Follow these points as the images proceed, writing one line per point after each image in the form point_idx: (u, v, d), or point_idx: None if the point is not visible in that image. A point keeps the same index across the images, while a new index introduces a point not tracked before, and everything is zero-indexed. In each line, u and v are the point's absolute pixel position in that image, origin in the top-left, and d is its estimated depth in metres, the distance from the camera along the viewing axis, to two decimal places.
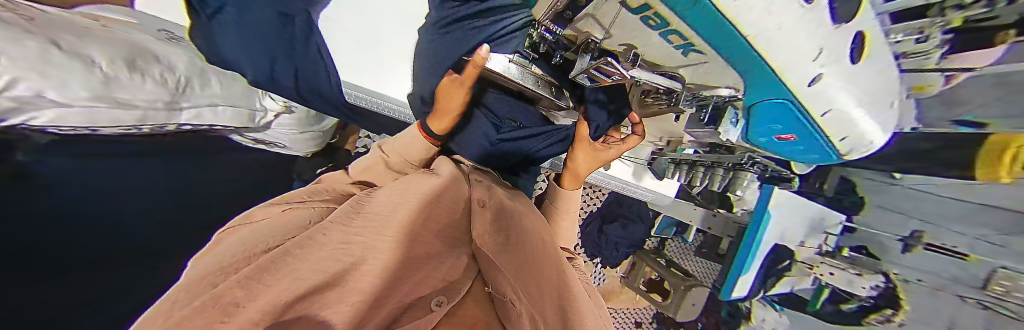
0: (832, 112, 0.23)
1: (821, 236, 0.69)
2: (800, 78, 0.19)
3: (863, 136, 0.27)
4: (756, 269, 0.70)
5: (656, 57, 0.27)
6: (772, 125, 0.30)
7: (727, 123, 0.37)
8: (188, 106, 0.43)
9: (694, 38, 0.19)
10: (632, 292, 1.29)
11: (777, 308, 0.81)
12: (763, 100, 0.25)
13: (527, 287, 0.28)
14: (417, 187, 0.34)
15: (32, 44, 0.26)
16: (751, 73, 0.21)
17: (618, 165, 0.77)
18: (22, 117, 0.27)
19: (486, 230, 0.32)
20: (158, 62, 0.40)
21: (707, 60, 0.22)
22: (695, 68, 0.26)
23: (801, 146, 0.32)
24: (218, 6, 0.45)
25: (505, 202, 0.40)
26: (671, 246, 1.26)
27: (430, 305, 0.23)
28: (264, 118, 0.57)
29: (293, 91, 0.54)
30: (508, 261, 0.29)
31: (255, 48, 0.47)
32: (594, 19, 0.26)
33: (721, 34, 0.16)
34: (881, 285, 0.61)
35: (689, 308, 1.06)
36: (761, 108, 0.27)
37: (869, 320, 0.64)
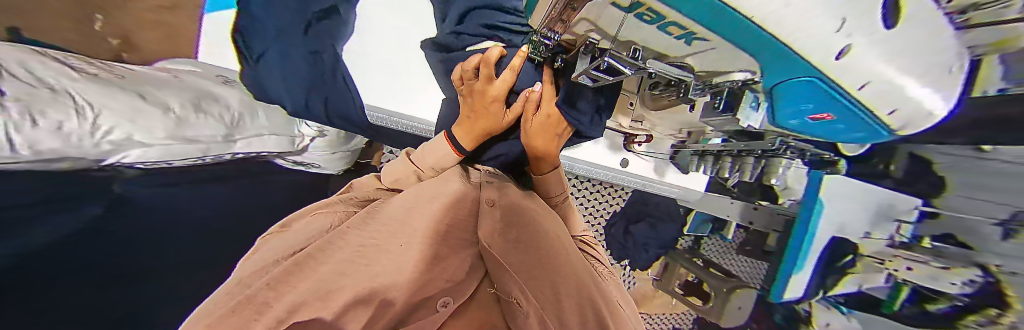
0: (872, 85, 0.21)
1: (892, 225, 0.60)
2: (823, 51, 0.17)
3: (912, 110, 0.24)
4: (811, 266, 0.62)
5: (662, 49, 0.27)
6: (802, 105, 0.28)
7: (747, 109, 0.36)
8: (242, 137, 0.48)
9: (695, 27, 0.19)
10: (667, 297, 1.20)
11: (844, 310, 0.72)
12: (790, 78, 0.23)
13: (539, 288, 0.29)
14: (436, 190, 0.36)
15: (125, 98, 0.32)
16: (766, 51, 0.19)
17: (637, 161, 0.74)
18: (119, 155, 0.32)
19: (493, 229, 0.34)
20: (218, 103, 0.46)
21: (715, 46, 0.21)
22: (703, 56, 0.26)
23: (841, 124, 0.30)
24: (261, 53, 0.55)
25: (517, 200, 0.40)
26: (707, 244, 1.17)
27: (436, 304, 0.28)
28: (305, 142, 0.60)
29: (325, 118, 0.60)
30: (518, 262, 0.31)
31: (296, 84, 0.56)
32: (589, 21, 0.27)
33: (723, 20, 0.15)
34: (977, 281, 0.52)
35: (735, 313, 0.96)
36: (787, 87, 0.25)
37: (967, 322, 0.55)
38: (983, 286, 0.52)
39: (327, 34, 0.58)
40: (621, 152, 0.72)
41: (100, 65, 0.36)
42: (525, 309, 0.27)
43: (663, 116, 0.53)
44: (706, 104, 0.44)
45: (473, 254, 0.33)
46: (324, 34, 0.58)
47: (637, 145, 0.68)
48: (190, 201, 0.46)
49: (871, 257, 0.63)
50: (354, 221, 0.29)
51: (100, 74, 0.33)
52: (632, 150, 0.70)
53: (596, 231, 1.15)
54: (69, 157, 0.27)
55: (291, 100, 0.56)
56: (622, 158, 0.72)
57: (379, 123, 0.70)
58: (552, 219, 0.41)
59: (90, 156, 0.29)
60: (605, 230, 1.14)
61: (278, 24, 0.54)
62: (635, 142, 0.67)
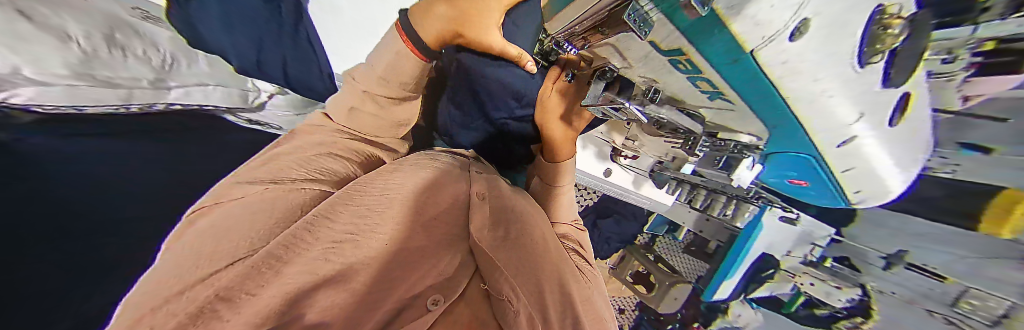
0: (855, 169, 0.23)
1: (807, 247, 0.70)
2: (832, 136, 0.18)
3: (878, 190, 0.27)
4: (740, 275, 0.72)
5: (679, 94, 0.26)
6: (790, 171, 0.30)
7: (744, 168, 0.32)
8: (176, 84, 0.46)
9: (727, 89, 0.17)
10: (618, 282, 1.35)
11: (754, 306, 0.88)
12: (787, 149, 0.25)
13: (525, 283, 0.29)
14: (414, 178, 0.34)
15: (1, 18, 0.30)
16: (779, 124, 0.19)
17: (620, 173, 0.75)
18: (21, 94, 0.28)
19: (484, 226, 0.32)
20: (137, 37, 0.43)
21: (733, 108, 0.21)
22: (720, 113, 0.25)
23: (814, 191, 0.33)
24: None
25: (506, 196, 0.39)
26: (661, 242, 1.30)
27: (427, 303, 0.23)
28: (257, 99, 0.58)
29: (284, 81, 0.59)
30: (506, 258, 0.30)
31: (241, 39, 0.51)
32: (614, 48, 0.24)
33: (757, 92, 0.15)
34: (856, 298, 0.65)
35: (671, 302, 1.12)
36: (782, 155, 0.27)
37: (840, 324, 0.71)
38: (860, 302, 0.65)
39: None
40: (606, 162, 0.74)
41: None
42: (517, 306, 0.24)
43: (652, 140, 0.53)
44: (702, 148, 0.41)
45: (462, 250, 0.30)
46: None
47: (623, 158, 0.72)
48: (116, 155, 0.38)
49: (785, 270, 0.74)
50: (323, 208, 0.27)
51: None
52: (618, 162, 0.73)
53: None
54: None
55: (238, 55, 0.52)
56: (605, 168, 0.73)
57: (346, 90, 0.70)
58: (539, 220, 0.41)
59: None
60: None
61: None
62: (622, 156, 0.72)
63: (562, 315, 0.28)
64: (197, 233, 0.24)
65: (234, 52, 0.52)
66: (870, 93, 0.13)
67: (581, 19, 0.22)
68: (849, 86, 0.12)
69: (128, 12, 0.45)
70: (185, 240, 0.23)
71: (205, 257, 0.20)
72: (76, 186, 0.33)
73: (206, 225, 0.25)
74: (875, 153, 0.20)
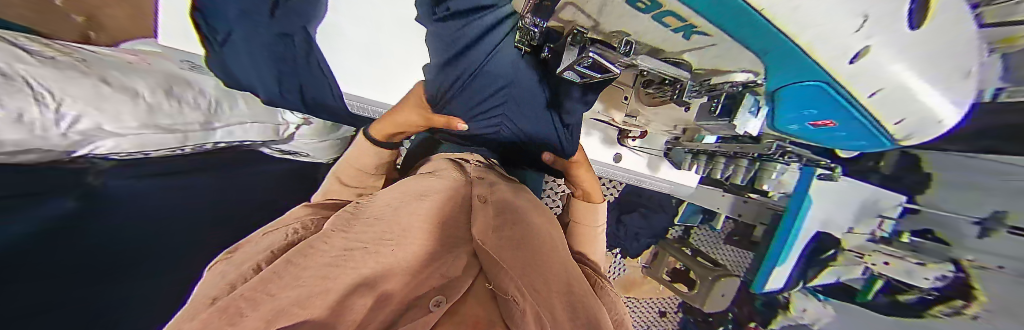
0: (883, 92, 0.20)
1: (875, 221, 0.62)
2: (837, 50, 0.16)
3: (925, 119, 0.23)
4: (794, 259, 0.64)
5: (656, 44, 0.28)
6: (806, 110, 0.27)
7: (747, 113, 0.33)
8: (221, 125, 0.48)
9: (693, 17, 0.18)
10: (654, 282, 1.26)
11: (821, 298, 0.77)
12: (797, 81, 0.23)
13: (534, 282, 0.24)
14: (425, 187, 0.36)
15: (91, 81, 0.31)
16: (773, 48, 0.19)
17: (630, 157, 0.73)
18: (89, 146, 0.32)
19: (487, 226, 0.31)
20: (191, 87, 0.44)
21: (713, 42, 0.22)
22: (701, 52, 0.26)
23: (843, 131, 0.29)
24: (226, 32, 0.49)
25: (508, 199, 0.40)
26: (697, 234, 1.20)
27: (427, 305, 0.18)
28: (288, 131, 0.60)
29: (302, 106, 0.58)
30: (512, 257, 0.26)
31: (266, 69, 0.52)
32: (576, 7, 0.27)
33: (726, 10, 0.15)
34: (949, 275, 0.55)
35: (718, 299, 1.01)
36: (790, 90, 0.25)
37: (935, 312, 0.57)
38: (954, 281, 0.54)
39: (297, 14, 0.51)
40: (615, 146, 0.71)
41: (55, 46, 0.33)
42: (525, 305, 0.19)
43: (656, 112, 0.51)
44: (702, 106, 0.41)
45: (465, 252, 0.27)
46: (292, 14, 0.51)
47: (630, 140, 0.68)
48: (163, 197, 0.44)
49: (850, 250, 0.65)
50: (338, 224, 0.30)
51: (58, 56, 0.31)
52: (627, 145, 0.70)
53: None
54: (38, 149, 0.26)
55: (264, 86, 0.53)
56: (615, 153, 0.71)
57: (359, 111, 0.67)
58: (548, 226, 0.39)
59: (57, 148, 0.29)
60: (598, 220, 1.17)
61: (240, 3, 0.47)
62: (629, 137, 0.67)
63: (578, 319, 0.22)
64: (236, 254, 0.27)
65: (260, 82, 0.53)
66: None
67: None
68: None
69: (178, 65, 0.50)
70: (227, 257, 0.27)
71: (238, 271, 0.23)
72: (140, 226, 0.39)
73: (242, 248, 0.28)
74: (901, 62, 0.17)
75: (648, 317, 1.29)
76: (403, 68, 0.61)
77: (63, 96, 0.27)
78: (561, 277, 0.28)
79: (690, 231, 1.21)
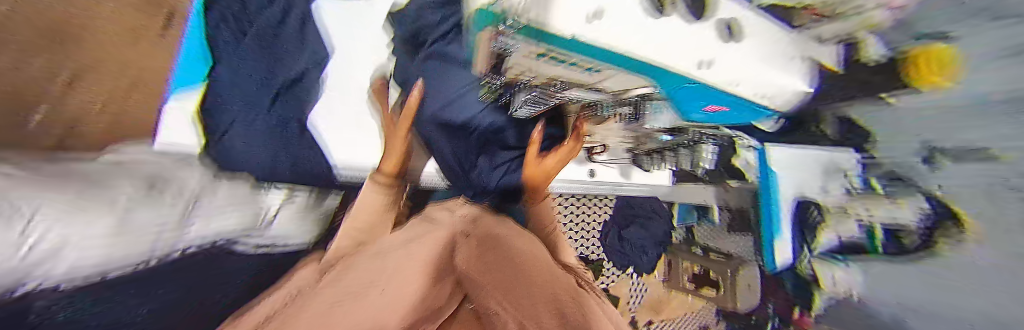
0: (703, 62, 0.31)
1: (842, 177, 0.62)
2: (652, 50, 0.28)
3: (745, 79, 0.35)
4: (788, 233, 0.68)
5: (577, 80, 0.36)
6: (686, 91, 0.36)
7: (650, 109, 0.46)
8: (200, 222, 0.49)
9: (578, 58, 0.29)
10: (681, 295, 1.18)
11: (840, 264, 0.66)
12: (668, 80, 0.34)
13: (513, 292, 0.28)
14: (420, 235, 0.40)
15: (69, 196, 0.30)
16: (633, 64, 0.30)
17: (603, 169, 0.79)
18: (43, 277, 0.26)
19: (469, 257, 0.37)
20: (174, 185, 0.48)
21: (603, 69, 0.32)
22: (616, 80, 0.35)
23: (727, 99, 0.38)
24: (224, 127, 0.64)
25: (492, 228, 0.44)
26: (700, 233, 1.16)
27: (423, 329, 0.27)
28: (267, 217, 0.63)
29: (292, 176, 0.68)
30: (495, 281, 0.30)
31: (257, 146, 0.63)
32: (518, 75, 0.38)
33: (584, 46, 0.26)
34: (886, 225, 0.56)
35: (744, 293, 0.95)
36: (673, 87, 0.36)
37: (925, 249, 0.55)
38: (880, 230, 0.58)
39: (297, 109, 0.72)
40: (586, 163, 0.77)
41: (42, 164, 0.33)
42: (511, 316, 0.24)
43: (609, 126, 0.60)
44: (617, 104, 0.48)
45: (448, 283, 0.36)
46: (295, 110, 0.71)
47: (598, 155, 0.74)
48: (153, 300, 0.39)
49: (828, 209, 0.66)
50: (334, 274, 0.31)
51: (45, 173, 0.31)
52: (596, 160, 0.76)
53: (592, 245, 1.14)
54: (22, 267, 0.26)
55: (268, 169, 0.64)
56: (588, 168, 0.78)
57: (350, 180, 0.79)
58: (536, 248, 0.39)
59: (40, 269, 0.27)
60: (601, 242, 1.14)
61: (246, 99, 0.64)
62: (596, 153, 0.73)
63: (551, 309, 0.24)
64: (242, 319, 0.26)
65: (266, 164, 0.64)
66: None
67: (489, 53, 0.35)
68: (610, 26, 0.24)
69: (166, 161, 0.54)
70: (220, 327, 0.27)
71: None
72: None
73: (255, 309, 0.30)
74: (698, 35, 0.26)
75: None
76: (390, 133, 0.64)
77: (36, 211, 0.26)
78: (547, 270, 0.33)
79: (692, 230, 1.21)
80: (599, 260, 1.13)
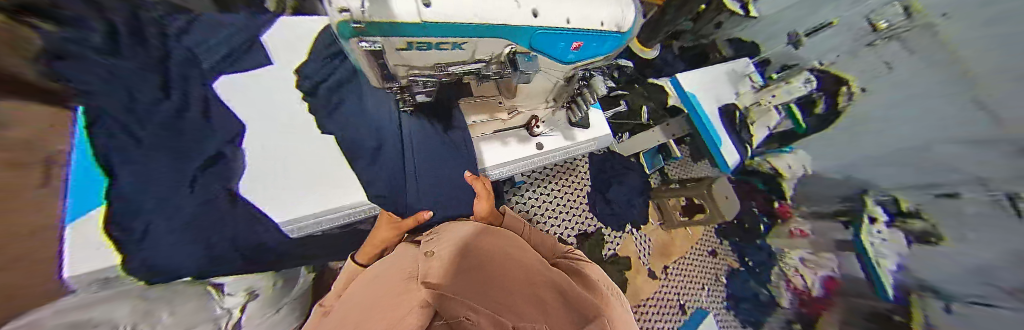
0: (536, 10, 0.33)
1: (747, 80, 1.07)
2: (503, 13, 0.30)
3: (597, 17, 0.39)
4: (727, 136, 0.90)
5: (454, 59, 0.39)
6: (559, 44, 0.40)
7: (524, 57, 0.40)
8: None
9: (448, 39, 0.32)
10: (679, 231, 1.26)
11: None
12: (536, 35, 0.36)
13: (496, 308, 0.22)
14: (386, 276, 0.31)
15: None
16: (490, 31, 0.32)
17: (549, 141, 0.79)
18: None
19: (444, 268, 0.28)
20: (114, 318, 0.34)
21: (470, 43, 0.34)
22: (479, 50, 0.37)
23: (591, 42, 0.43)
24: (143, 227, 0.37)
25: (464, 234, 0.35)
26: (671, 170, 1.33)
27: None
28: (232, 320, 0.56)
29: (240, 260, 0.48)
30: (465, 289, 0.24)
31: (193, 237, 0.41)
32: (405, 66, 0.37)
33: (442, 28, 0.28)
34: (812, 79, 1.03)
35: (727, 202, 1.07)
36: (541, 41, 0.38)
37: (840, 103, 0.99)
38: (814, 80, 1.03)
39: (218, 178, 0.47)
40: (531, 140, 0.76)
41: None
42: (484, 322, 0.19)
43: (523, 98, 0.62)
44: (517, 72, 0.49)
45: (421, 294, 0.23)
46: (215, 179, 0.46)
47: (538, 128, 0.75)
48: None
49: (756, 104, 1.03)
50: None
51: None
52: (537, 133, 0.76)
53: (588, 218, 1.15)
54: None
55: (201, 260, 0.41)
56: (536, 143, 0.76)
57: (308, 229, 0.57)
58: (520, 248, 0.35)
59: None
60: (593, 213, 1.16)
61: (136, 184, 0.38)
62: (534, 127, 0.74)
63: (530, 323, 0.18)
64: None
65: (192, 267, 0.41)
66: None
67: (371, 65, 0.35)
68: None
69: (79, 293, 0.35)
70: None
71: None
72: None
73: None
74: None
75: (703, 266, 1.23)
76: (340, 169, 0.57)
77: None
78: (522, 280, 0.27)
79: (663, 171, 1.33)
80: (598, 230, 1.15)
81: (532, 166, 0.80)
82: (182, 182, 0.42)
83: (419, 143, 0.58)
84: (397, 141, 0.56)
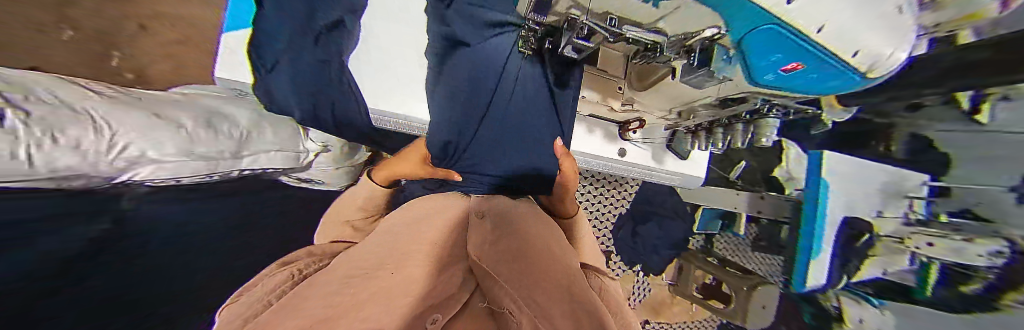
0: (829, 28, 0.17)
1: (904, 204, 0.62)
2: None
3: (884, 45, 0.18)
4: (828, 252, 0.60)
5: (629, 15, 0.30)
6: (768, 56, 0.23)
7: (720, 60, 0.30)
8: (248, 153, 0.46)
9: None
10: (684, 302, 1.15)
11: (875, 302, 0.67)
12: (750, 28, 0.20)
13: (527, 288, 0.24)
14: (435, 217, 0.39)
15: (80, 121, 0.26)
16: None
17: (634, 150, 0.74)
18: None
19: (483, 240, 0.35)
20: (228, 119, 0.45)
21: (676, 4, 0.25)
22: (674, 16, 0.28)
23: (813, 74, 0.23)
24: (272, 62, 0.49)
25: (504, 208, 0.44)
26: (719, 242, 1.14)
27: (426, 321, 0.20)
28: (308, 159, 0.59)
29: (331, 123, 0.55)
30: (506, 270, 0.28)
31: (302, 90, 0.51)
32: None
33: None
34: (1008, 251, 0.52)
35: (760, 312, 0.90)
36: (754, 39, 0.22)
37: (1003, 301, 0.53)
38: (1012, 257, 0.51)
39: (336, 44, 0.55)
40: (617, 142, 0.72)
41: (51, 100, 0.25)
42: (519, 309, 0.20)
43: (648, 95, 0.55)
44: (682, 65, 0.38)
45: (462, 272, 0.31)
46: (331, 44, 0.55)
47: (631, 132, 0.70)
48: None
49: (888, 236, 0.62)
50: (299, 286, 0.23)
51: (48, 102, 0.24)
52: (628, 138, 0.72)
53: (604, 236, 1.09)
54: (82, 176, 0.27)
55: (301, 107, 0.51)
56: (619, 148, 0.73)
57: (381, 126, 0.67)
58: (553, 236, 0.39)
59: (103, 176, 0.29)
60: (612, 235, 1.09)
61: (291, 32, 0.49)
62: (629, 130, 0.69)
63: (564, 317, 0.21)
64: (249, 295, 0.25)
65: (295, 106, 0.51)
66: None
67: None
68: None
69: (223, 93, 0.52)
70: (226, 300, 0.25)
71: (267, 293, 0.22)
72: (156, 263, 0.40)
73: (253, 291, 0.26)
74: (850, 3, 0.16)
75: None
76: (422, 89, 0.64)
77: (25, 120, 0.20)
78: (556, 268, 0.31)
79: (711, 239, 1.15)
80: (606, 252, 1.11)
81: (600, 166, 0.77)
82: (309, 36, 0.52)
83: (525, 90, 0.54)
84: (506, 75, 0.51)
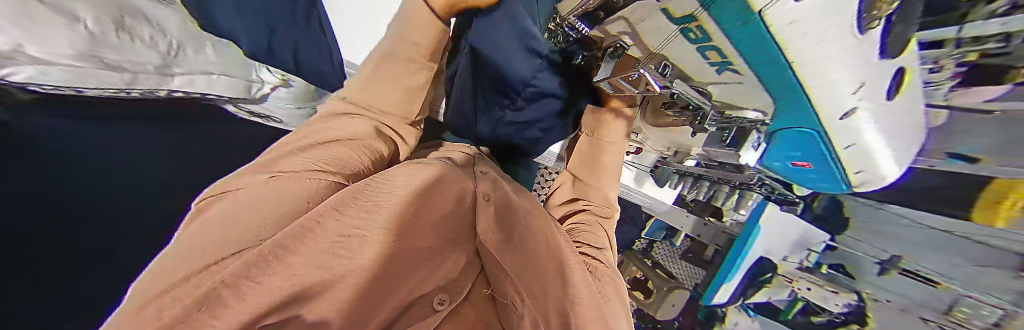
0: (856, 146, 0.29)
1: (803, 252, 0.71)
2: (839, 106, 0.23)
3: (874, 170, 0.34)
4: (739, 278, 0.73)
5: (691, 72, 0.32)
6: (793, 151, 0.38)
7: (749, 147, 0.41)
8: (181, 72, 0.52)
9: (733, 56, 0.24)
10: None
11: (751, 313, 0.85)
12: (799, 125, 0.31)
13: (528, 287, 0.32)
14: (430, 175, 0.35)
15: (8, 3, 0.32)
16: (788, 93, 0.26)
17: (618, 169, 0.82)
18: None
19: (490, 226, 0.35)
20: (147, 22, 0.48)
21: (741, 79, 0.28)
22: (726, 86, 0.32)
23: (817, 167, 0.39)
24: None
25: (512, 198, 0.42)
26: (658, 248, 1.26)
27: (432, 305, 0.27)
28: (262, 90, 0.66)
29: (291, 62, 0.70)
30: (511, 264, 0.32)
31: (253, 20, 0.62)
32: (626, 21, 0.32)
33: (770, 62, 0.21)
34: (853, 303, 0.64)
35: (669, 308, 1.08)
36: (791, 134, 0.34)
37: None
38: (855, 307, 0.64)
39: None
40: None
41: None
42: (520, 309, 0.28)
43: (657, 132, 0.58)
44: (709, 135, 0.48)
45: (467, 250, 0.34)
46: None
47: (625, 154, 0.75)
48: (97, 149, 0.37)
49: (782, 275, 0.75)
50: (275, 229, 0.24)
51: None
52: None
53: None
54: None
55: (246, 36, 0.63)
56: None
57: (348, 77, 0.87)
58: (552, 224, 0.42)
59: None
60: None
61: None
62: (624, 152, 0.75)
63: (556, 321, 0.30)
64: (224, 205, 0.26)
65: (246, 32, 0.62)
66: (865, 62, 0.17)
67: None
68: (845, 61, 0.17)
69: None
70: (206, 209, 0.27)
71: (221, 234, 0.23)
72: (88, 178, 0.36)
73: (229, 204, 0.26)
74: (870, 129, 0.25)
75: None
76: None
77: None
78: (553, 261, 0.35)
79: (653, 244, 1.29)
80: None
81: None
82: None
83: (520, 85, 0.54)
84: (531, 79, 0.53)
